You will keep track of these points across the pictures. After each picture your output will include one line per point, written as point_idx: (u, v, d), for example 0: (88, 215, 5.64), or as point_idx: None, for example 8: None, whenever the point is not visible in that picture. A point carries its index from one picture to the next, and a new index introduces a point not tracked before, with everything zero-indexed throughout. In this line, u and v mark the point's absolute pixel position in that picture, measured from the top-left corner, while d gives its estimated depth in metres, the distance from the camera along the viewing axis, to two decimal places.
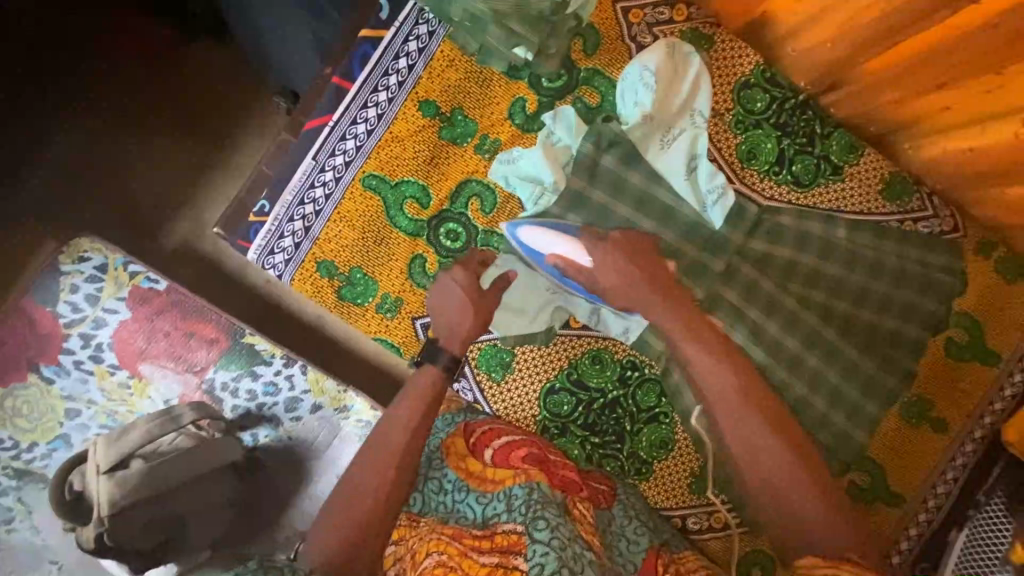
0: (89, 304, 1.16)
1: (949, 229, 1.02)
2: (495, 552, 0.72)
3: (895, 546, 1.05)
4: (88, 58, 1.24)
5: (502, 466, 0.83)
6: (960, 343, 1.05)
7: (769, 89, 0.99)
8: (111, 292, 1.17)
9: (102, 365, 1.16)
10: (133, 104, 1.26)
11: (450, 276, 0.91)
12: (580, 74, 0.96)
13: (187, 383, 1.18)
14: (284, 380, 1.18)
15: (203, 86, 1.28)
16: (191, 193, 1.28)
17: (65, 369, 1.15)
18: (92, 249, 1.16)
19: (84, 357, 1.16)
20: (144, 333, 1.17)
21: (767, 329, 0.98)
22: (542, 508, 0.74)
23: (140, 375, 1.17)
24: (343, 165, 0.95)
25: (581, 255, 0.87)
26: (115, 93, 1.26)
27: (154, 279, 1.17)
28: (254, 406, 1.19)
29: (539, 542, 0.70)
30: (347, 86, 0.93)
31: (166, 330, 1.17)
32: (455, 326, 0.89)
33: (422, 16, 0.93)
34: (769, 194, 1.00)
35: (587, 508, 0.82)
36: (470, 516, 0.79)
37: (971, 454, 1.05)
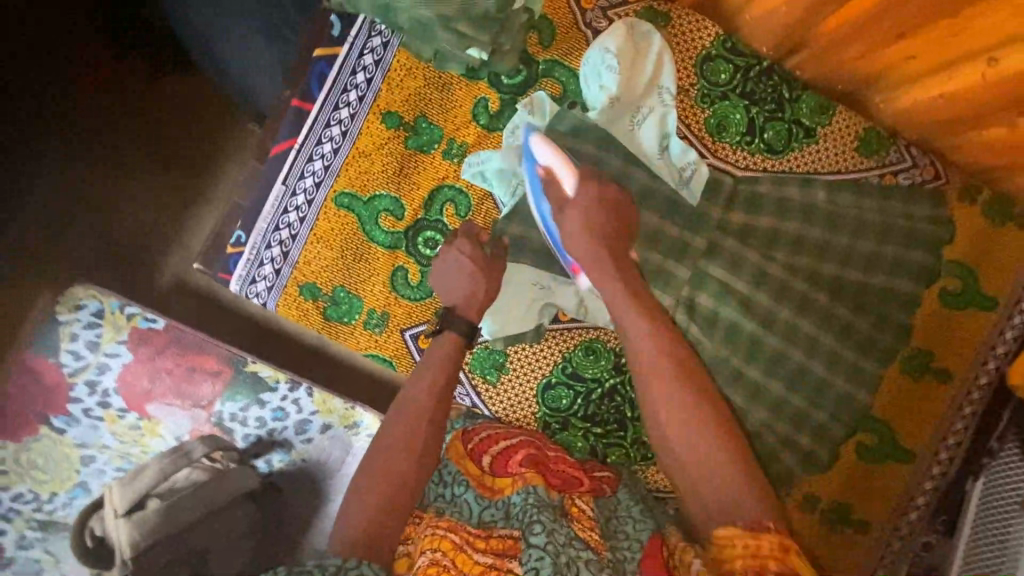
0: (90, 351, 1.17)
1: (930, 177, 1.01)
2: (490, 554, 0.70)
3: (912, 503, 1.04)
4: (56, 104, 1.23)
5: (500, 474, 0.83)
6: (954, 292, 1.04)
7: (731, 59, 0.98)
8: (111, 335, 1.17)
9: (110, 410, 1.17)
10: (109, 147, 1.27)
11: (454, 249, 0.89)
12: (539, 67, 0.96)
13: (196, 418, 1.19)
14: (291, 404, 1.19)
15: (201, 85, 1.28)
16: (177, 229, 1.29)
17: (75, 418, 1.16)
18: (87, 297, 1.17)
19: (92, 405, 1.17)
20: (148, 374, 1.18)
21: (757, 300, 0.97)
22: (537, 512, 0.72)
23: (149, 415, 1.18)
24: (314, 186, 0.94)
25: (569, 184, 0.85)
26: (88, 128, 1.25)
27: (152, 318, 1.18)
28: (264, 432, 1.20)
29: (534, 547, 0.67)
30: (308, 107, 0.93)
31: (169, 368, 1.18)
32: (470, 293, 0.87)
33: (374, 28, 0.93)
34: (744, 164, 0.99)
35: (588, 501, 0.80)
36: (467, 514, 0.78)
37: (978, 403, 1.01)
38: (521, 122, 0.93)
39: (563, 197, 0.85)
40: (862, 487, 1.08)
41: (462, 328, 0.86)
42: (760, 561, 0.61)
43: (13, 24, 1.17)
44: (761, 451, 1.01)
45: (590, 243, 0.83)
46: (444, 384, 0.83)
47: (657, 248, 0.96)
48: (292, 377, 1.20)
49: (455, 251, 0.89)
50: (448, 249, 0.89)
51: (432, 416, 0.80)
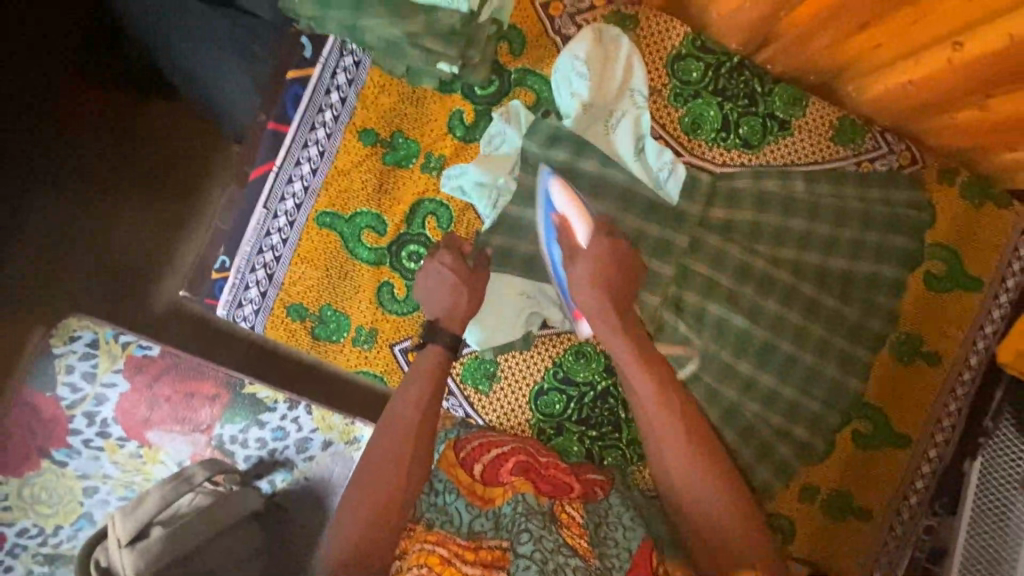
0: (87, 382, 1.17)
1: (907, 162, 1.02)
2: (479, 565, 0.72)
3: (911, 487, 1.06)
4: (43, 140, 1.24)
5: (491, 483, 0.83)
6: (939, 274, 1.04)
7: (702, 57, 0.99)
8: (106, 365, 1.18)
9: (110, 440, 1.17)
10: (99, 170, 1.27)
11: (436, 262, 0.89)
12: (511, 76, 0.96)
13: (196, 443, 1.19)
14: (291, 423, 1.20)
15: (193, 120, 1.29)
16: (168, 258, 1.29)
17: (76, 450, 1.17)
18: (81, 328, 1.18)
19: (92, 435, 1.17)
20: (146, 402, 1.19)
21: (743, 293, 0.98)
22: (525, 521, 0.75)
23: (149, 443, 1.18)
24: (294, 208, 0.95)
25: (581, 233, 0.87)
26: (73, 160, 1.26)
27: (147, 345, 1.20)
28: (266, 453, 1.20)
29: (522, 557, 0.71)
30: (285, 129, 0.95)
31: (167, 395, 1.19)
32: (452, 308, 0.88)
33: (345, 48, 0.94)
34: (720, 161, 1.00)
35: (577, 508, 0.81)
36: (458, 523, 0.79)
37: (970, 382, 1.05)
38: (498, 129, 0.94)
39: (575, 246, 0.87)
40: (862, 475, 1.06)
41: (447, 339, 0.87)
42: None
43: (13, 23, 1.14)
44: (757, 444, 1.01)
45: (598, 291, 0.86)
46: (432, 398, 0.84)
47: (640, 249, 0.97)
48: (291, 397, 1.21)
49: (437, 263, 0.89)
50: (429, 260, 0.90)
51: (418, 430, 0.81)
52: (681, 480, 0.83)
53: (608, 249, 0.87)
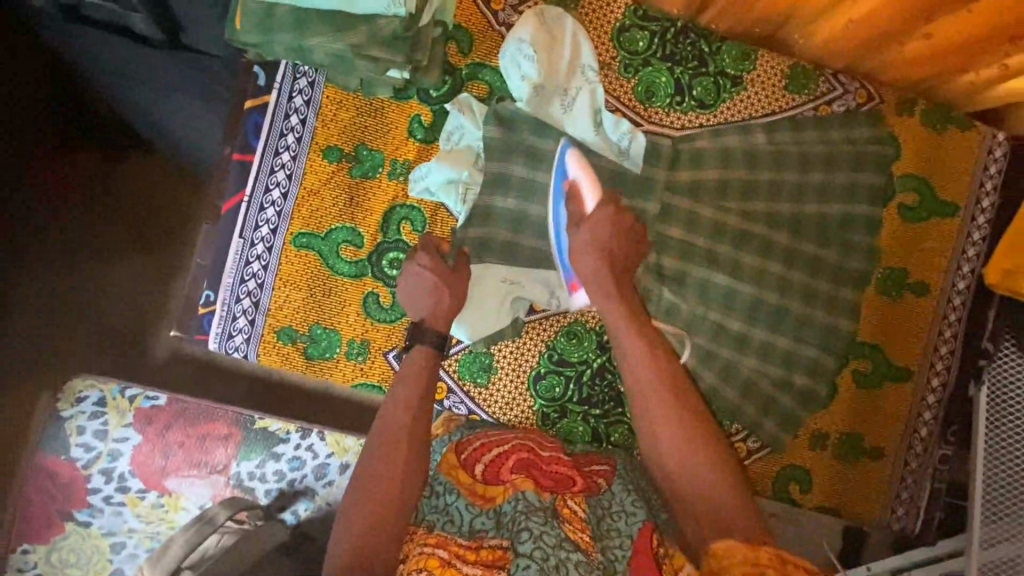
0: (99, 440, 1.18)
1: (863, 100, 1.03)
2: (479, 566, 0.71)
3: (919, 420, 1.07)
4: (29, 211, 1.27)
5: (492, 482, 0.83)
6: (912, 205, 1.05)
7: (646, 26, 1.00)
8: (116, 421, 1.19)
9: (130, 493, 1.18)
10: (84, 229, 1.30)
11: (415, 263, 0.90)
12: (463, 73, 0.98)
13: (215, 484, 1.20)
14: (306, 451, 1.21)
15: (163, 166, 1.31)
16: (160, 306, 1.30)
17: (98, 508, 1.17)
18: (86, 388, 1.19)
19: (111, 492, 1.17)
20: (160, 451, 1.19)
21: (721, 251, 0.99)
22: (526, 519, 0.74)
23: (169, 491, 1.19)
24: (270, 233, 0.96)
25: (589, 200, 0.88)
26: (58, 224, 1.29)
27: (153, 396, 1.21)
28: (285, 484, 1.21)
29: (522, 556, 0.70)
30: (250, 157, 0.96)
31: (180, 441, 1.20)
32: (435, 306, 0.89)
33: (298, 70, 0.96)
34: (679, 125, 1.01)
35: (580, 502, 0.79)
36: (458, 523, 0.79)
37: (962, 307, 1.06)
38: (455, 123, 0.96)
39: (582, 213, 0.88)
40: (870, 415, 1.07)
41: (433, 339, 0.88)
42: (759, 568, 0.62)
43: None
44: (760, 399, 1.02)
45: (597, 260, 0.86)
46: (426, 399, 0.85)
47: None
48: (302, 425, 1.22)
49: (416, 265, 0.90)
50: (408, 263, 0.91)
51: (411, 428, 0.82)
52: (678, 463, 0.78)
53: (613, 221, 0.87)
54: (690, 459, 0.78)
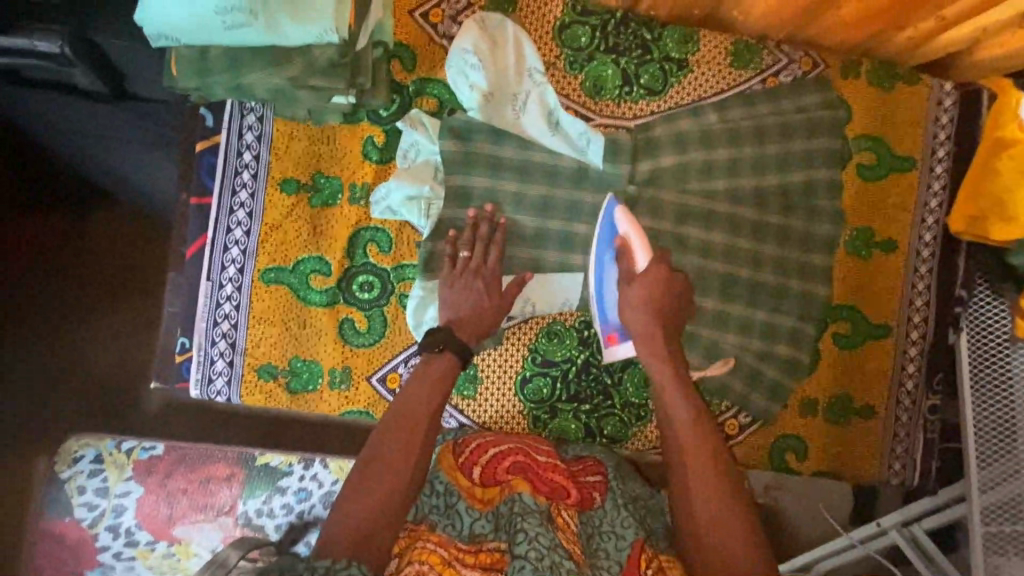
0: (101, 497, 1.17)
1: (809, 68, 1.04)
2: (477, 568, 0.73)
3: (904, 374, 1.08)
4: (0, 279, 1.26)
5: (490, 485, 0.85)
6: (870, 164, 1.06)
7: (587, 21, 1.01)
8: (116, 477, 1.18)
9: (140, 546, 1.17)
10: (58, 289, 1.28)
11: (474, 279, 0.92)
12: (411, 89, 0.98)
13: (224, 526, 1.19)
14: (311, 481, 1.21)
15: (129, 214, 1.29)
16: (145, 357, 1.30)
17: (109, 565, 1.16)
18: (82, 447, 1.19)
19: (120, 547, 1.16)
20: (164, 500, 1.18)
21: (689, 234, 0.99)
22: (522, 521, 0.75)
23: (178, 539, 1.18)
24: (238, 273, 0.96)
25: (641, 260, 0.89)
26: (31, 288, 1.28)
27: (151, 446, 1.20)
28: (295, 517, 1.20)
29: (519, 558, 0.71)
30: (207, 200, 0.96)
31: (183, 487, 1.19)
32: (479, 322, 0.91)
33: (245, 107, 0.96)
34: (632, 114, 1.02)
35: (573, 514, 0.81)
36: (458, 526, 0.80)
37: (931, 257, 1.07)
38: (410, 140, 0.96)
39: (632, 270, 0.90)
40: (856, 375, 1.08)
41: (456, 348, 0.87)
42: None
43: None
44: (747, 373, 1.03)
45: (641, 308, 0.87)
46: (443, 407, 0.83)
47: (581, 219, 0.98)
48: (304, 456, 1.22)
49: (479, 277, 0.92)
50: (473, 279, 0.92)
51: (425, 429, 0.80)
52: (696, 487, 0.77)
53: (665, 280, 0.89)
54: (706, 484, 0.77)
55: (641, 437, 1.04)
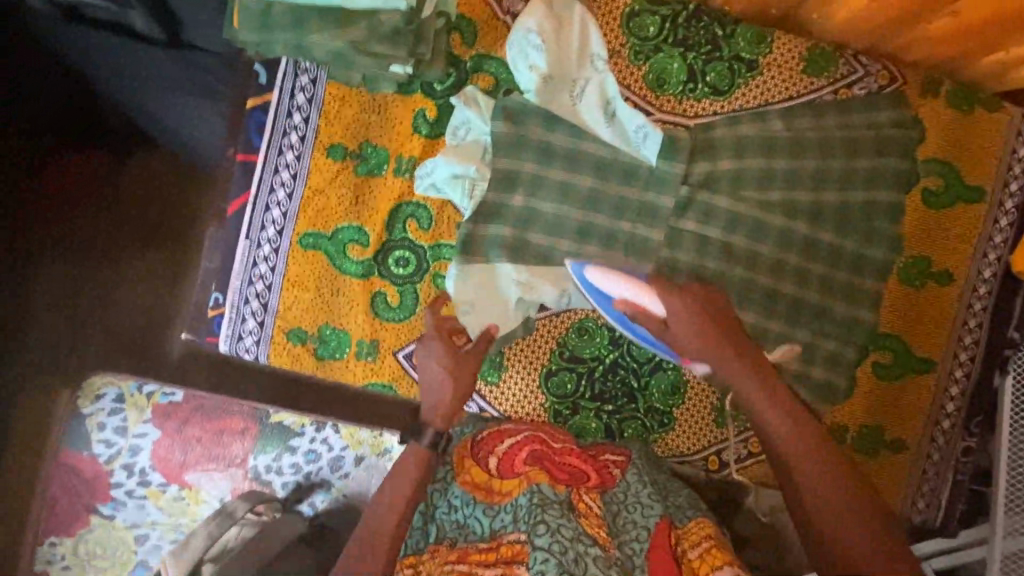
0: (119, 436, 1.19)
1: (886, 82, 0.99)
2: (501, 564, 0.75)
3: (941, 412, 1.04)
4: (42, 212, 1.28)
5: (508, 476, 0.83)
6: (937, 190, 1.01)
7: (657, 10, 0.97)
8: (135, 418, 1.20)
9: (152, 487, 1.18)
10: (97, 228, 1.30)
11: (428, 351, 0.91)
12: (468, 65, 0.95)
13: (234, 477, 1.20)
14: (321, 444, 1.22)
15: (170, 161, 1.30)
16: (174, 305, 1.31)
17: (122, 501, 1.17)
18: (105, 385, 1.21)
19: (134, 486, 1.17)
20: (178, 445, 1.20)
21: (736, 243, 0.96)
22: (542, 513, 0.75)
23: (189, 484, 1.19)
24: (277, 234, 0.95)
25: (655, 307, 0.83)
26: (70, 225, 1.29)
27: (170, 392, 1.22)
28: (302, 477, 1.22)
29: (539, 549, 0.72)
30: (253, 158, 0.95)
31: (197, 436, 1.21)
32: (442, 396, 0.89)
33: (299, 67, 0.94)
34: (693, 113, 0.98)
35: (594, 496, 0.82)
36: (478, 530, 0.80)
37: (988, 295, 1.02)
38: (462, 118, 0.94)
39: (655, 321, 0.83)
40: (892, 407, 1.04)
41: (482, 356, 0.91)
42: None
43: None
44: None
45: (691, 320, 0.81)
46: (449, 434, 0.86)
47: (626, 217, 0.96)
48: (316, 419, 1.24)
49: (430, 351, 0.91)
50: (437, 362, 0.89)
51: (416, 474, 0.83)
52: (818, 497, 0.73)
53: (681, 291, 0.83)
54: (825, 490, 0.72)
55: (662, 444, 1.02)
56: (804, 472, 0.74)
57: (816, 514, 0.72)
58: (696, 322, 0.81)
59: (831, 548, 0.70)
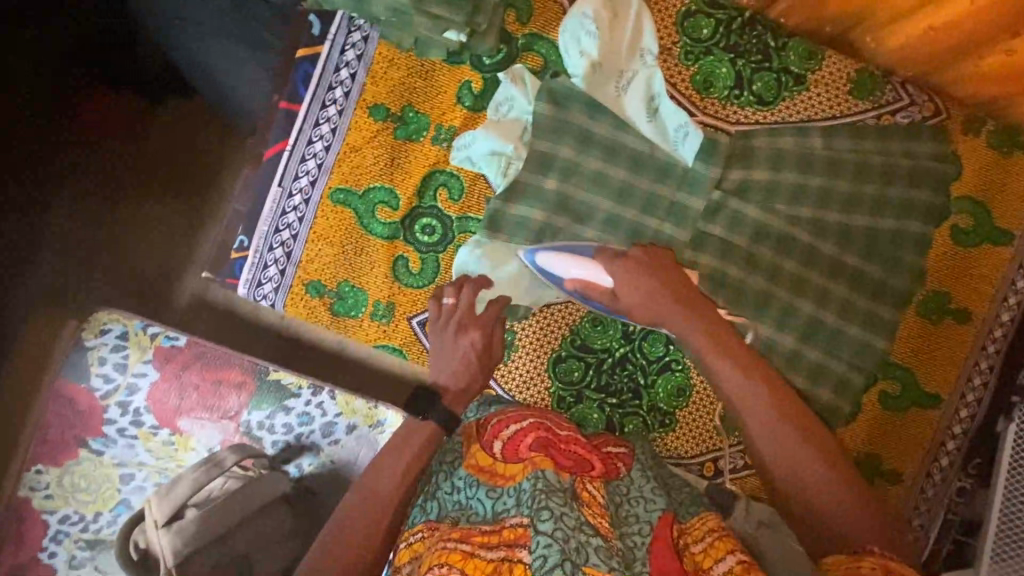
0: (119, 373, 1.17)
1: (930, 114, 0.99)
2: (502, 547, 0.72)
3: (942, 449, 1.04)
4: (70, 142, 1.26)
5: (512, 461, 0.82)
6: (967, 229, 1.01)
7: (712, 14, 0.97)
8: (136, 357, 1.18)
9: (143, 428, 1.17)
10: (124, 162, 1.30)
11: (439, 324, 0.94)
12: (519, 43, 0.96)
13: (225, 429, 1.20)
14: (315, 408, 1.21)
15: (205, 106, 1.31)
16: (190, 250, 1.31)
17: (112, 439, 1.16)
18: (111, 321, 1.18)
19: (125, 424, 1.17)
20: (175, 390, 1.19)
21: (761, 254, 0.97)
22: (546, 498, 0.73)
23: (181, 430, 1.18)
24: (309, 186, 0.96)
25: (603, 278, 0.88)
26: (95, 156, 1.28)
27: (174, 336, 1.20)
28: (292, 438, 1.21)
29: (542, 534, 0.68)
30: (297, 108, 0.96)
31: (195, 383, 1.19)
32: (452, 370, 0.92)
33: (353, 24, 0.95)
34: (735, 119, 0.98)
35: (598, 487, 0.80)
36: (481, 511, 0.79)
37: (1001, 338, 1.03)
38: (506, 94, 0.94)
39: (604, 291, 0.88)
40: (892, 438, 1.05)
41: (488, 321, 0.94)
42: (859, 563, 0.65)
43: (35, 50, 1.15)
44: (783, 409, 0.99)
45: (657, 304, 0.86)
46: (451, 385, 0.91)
47: (655, 214, 0.96)
48: (314, 381, 1.22)
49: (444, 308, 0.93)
50: (460, 334, 0.91)
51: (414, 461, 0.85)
52: (801, 484, 0.80)
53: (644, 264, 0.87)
54: (817, 483, 0.79)
55: (660, 444, 1.02)
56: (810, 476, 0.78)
57: (809, 503, 0.79)
58: (643, 286, 0.86)
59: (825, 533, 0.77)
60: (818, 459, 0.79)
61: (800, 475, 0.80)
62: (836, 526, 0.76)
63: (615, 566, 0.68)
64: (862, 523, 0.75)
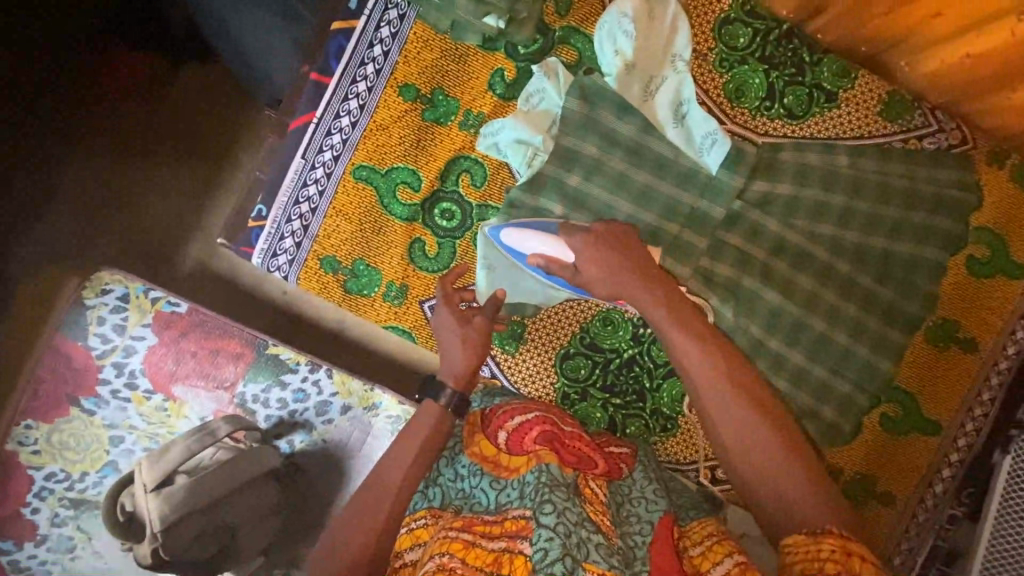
0: (117, 334, 1.15)
1: (956, 142, 0.99)
2: (504, 538, 0.71)
3: (937, 477, 1.04)
4: (84, 97, 1.24)
5: (516, 453, 0.83)
6: (983, 259, 1.01)
7: (750, 23, 0.98)
8: (135, 320, 1.16)
9: (137, 391, 1.16)
10: (139, 122, 1.28)
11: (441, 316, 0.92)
12: (556, 35, 0.96)
13: (220, 400, 1.18)
14: (311, 385, 1.18)
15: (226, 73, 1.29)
16: (199, 216, 1.30)
17: (104, 399, 1.15)
18: (113, 281, 1.15)
19: (120, 386, 1.15)
20: (172, 356, 1.17)
21: (778, 267, 0.97)
22: (549, 492, 0.72)
23: (174, 397, 1.17)
24: (333, 160, 0.96)
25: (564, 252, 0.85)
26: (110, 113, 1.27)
27: (175, 302, 1.16)
28: (286, 413, 1.19)
29: (544, 527, 0.67)
30: (326, 80, 0.94)
31: (192, 351, 1.17)
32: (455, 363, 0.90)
33: (390, 1, 0.94)
34: (763, 130, 0.99)
35: (601, 485, 0.81)
36: (484, 502, 0.79)
37: (1005, 372, 1.02)
38: (538, 86, 0.94)
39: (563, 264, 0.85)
40: (887, 460, 1.06)
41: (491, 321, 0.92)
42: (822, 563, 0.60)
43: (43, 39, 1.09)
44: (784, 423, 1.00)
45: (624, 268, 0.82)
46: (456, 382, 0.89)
47: (675, 218, 0.96)
48: (312, 359, 1.19)
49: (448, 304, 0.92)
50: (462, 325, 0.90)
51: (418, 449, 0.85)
52: (754, 465, 0.74)
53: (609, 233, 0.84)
54: (774, 463, 0.73)
55: (659, 447, 1.03)
56: (781, 480, 0.72)
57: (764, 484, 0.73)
58: (605, 260, 0.82)
59: (782, 515, 0.71)
60: (776, 440, 0.74)
61: (756, 454, 0.74)
62: (792, 508, 0.70)
63: (615, 564, 0.67)
64: (819, 504, 0.69)
